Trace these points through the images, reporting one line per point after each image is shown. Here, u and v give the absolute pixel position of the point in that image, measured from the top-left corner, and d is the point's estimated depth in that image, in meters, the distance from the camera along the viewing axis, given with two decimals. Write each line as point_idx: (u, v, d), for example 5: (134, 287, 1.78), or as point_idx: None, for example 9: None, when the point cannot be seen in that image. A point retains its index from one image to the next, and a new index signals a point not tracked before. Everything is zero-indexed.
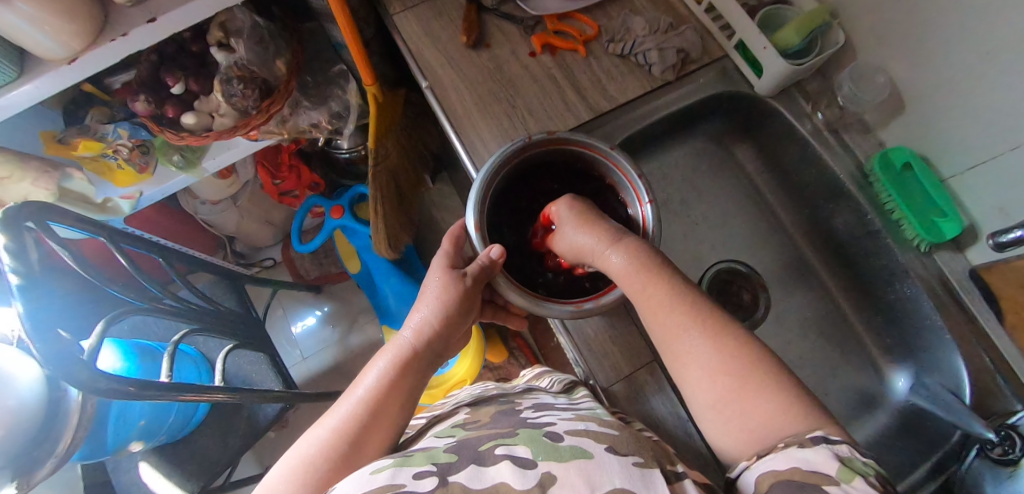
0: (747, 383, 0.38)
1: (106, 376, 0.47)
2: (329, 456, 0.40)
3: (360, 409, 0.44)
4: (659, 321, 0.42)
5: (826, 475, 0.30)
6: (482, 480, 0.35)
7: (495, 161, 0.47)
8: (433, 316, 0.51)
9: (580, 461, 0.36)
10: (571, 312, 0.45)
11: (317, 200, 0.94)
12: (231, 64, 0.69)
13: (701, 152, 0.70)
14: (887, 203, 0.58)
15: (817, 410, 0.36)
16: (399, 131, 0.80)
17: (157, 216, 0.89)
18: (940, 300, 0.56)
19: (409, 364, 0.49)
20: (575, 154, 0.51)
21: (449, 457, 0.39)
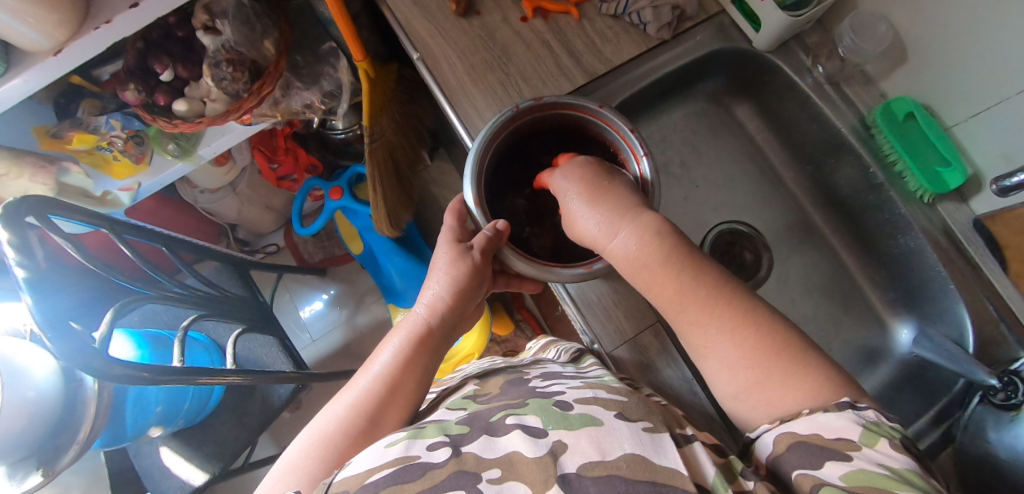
0: (770, 375, 0.38)
1: (119, 363, 0.48)
2: (347, 433, 0.42)
3: (376, 387, 0.45)
4: (678, 316, 0.42)
5: (850, 440, 0.33)
6: (495, 450, 0.36)
7: (487, 132, 0.47)
8: (446, 293, 0.51)
9: (590, 428, 0.37)
10: (581, 274, 0.45)
11: (316, 181, 0.94)
12: (219, 47, 0.69)
13: (701, 113, 0.69)
14: (890, 156, 0.58)
15: (839, 389, 0.37)
16: (393, 107, 0.79)
17: (157, 206, 0.89)
18: (943, 251, 0.55)
19: (425, 340, 0.49)
20: (565, 117, 0.50)
21: (461, 428, 0.40)
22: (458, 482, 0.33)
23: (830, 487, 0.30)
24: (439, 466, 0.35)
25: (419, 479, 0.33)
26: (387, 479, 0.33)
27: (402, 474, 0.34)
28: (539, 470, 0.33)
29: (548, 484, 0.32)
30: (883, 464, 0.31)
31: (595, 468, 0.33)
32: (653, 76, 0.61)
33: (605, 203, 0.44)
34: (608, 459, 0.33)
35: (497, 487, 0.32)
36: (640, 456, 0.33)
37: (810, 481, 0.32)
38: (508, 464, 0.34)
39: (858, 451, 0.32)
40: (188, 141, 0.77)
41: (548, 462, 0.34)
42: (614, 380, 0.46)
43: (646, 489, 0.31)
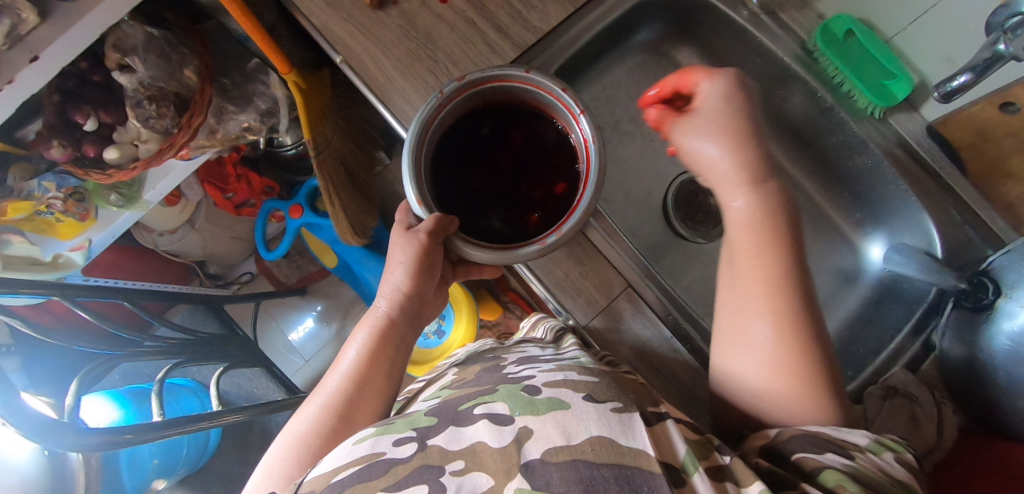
0: (794, 384, 0.37)
1: (93, 432, 0.47)
2: (320, 433, 0.42)
3: (345, 386, 0.44)
4: (734, 296, 0.40)
5: (858, 446, 0.34)
6: (461, 440, 0.36)
7: (416, 124, 0.42)
8: (403, 283, 0.48)
9: (557, 413, 0.36)
10: (537, 251, 0.41)
11: (275, 203, 0.92)
12: (138, 85, 0.65)
13: (644, 65, 0.67)
14: (835, 77, 0.56)
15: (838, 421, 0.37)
16: (335, 114, 0.77)
17: (118, 258, 0.87)
18: (902, 163, 0.55)
19: (388, 333, 0.48)
20: (495, 92, 0.45)
21: (430, 420, 0.40)
22: (421, 477, 0.33)
23: (831, 471, 0.31)
24: (404, 462, 0.35)
25: (383, 476, 0.33)
26: (350, 479, 0.33)
27: (367, 472, 0.34)
28: (502, 460, 0.33)
29: (510, 473, 0.32)
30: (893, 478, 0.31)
31: (558, 453, 0.32)
32: (586, 36, 0.59)
33: (739, 139, 0.39)
34: (573, 443, 0.32)
35: (459, 479, 0.32)
36: (606, 439, 0.33)
37: (814, 464, 0.32)
38: (472, 454, 0.34)
39: (861, 453, 0.33)
40: (130, 190, 0.74)
41: (512, 452, 0.33)
42: (590, 360, 0.45)
43: (611, 471, 0.31)
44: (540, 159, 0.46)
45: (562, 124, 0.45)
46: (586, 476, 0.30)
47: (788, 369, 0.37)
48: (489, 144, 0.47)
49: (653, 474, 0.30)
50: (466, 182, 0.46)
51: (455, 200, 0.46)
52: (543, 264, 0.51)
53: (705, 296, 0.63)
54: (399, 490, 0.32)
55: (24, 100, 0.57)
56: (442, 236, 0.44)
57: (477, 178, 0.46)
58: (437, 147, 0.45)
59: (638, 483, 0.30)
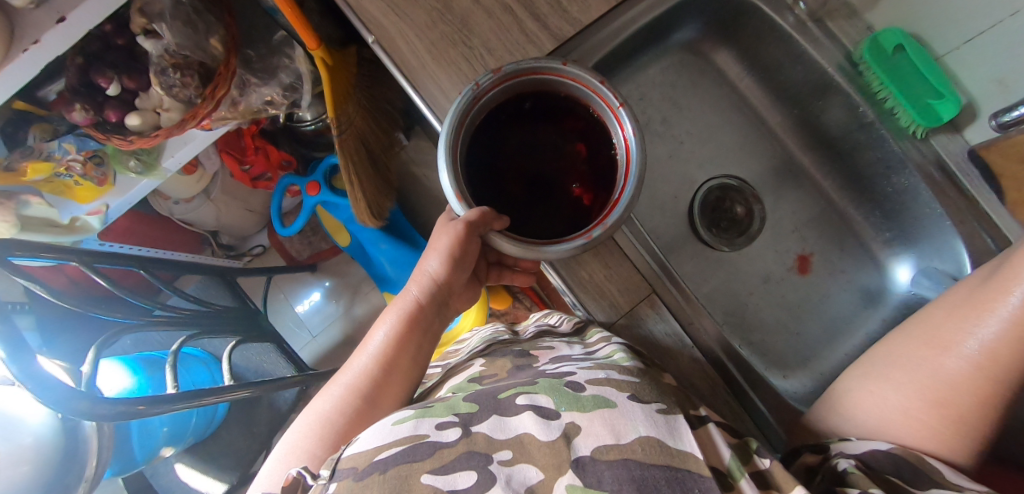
0: (945, 404, 0.35)
1: (107, 402, 0.47)
2: (345, 413, 0.42)
3: (372, 366, 0.44)
4: (961, 314, 0.37)
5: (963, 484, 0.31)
6: (506, 430, 0.35)
7: (453, 116, 0.41)
8: (437, 271, 0.47)
9: (604, 411, 0.35)
10: (581, 245, 0.40)
11: (291, 178, 0.90)
12: (162, 53, 0.64)
13: (680, 65, 0.65)
14: (879, 93, 0.55)
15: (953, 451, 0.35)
16: (358, 92, 0.76)
17: (134, 224, 0.86)
18: (938, 186, 0.54)
19: (417, 318, 0.47)
20: (528, 85, 0.44)
21: (470, 407, 0.39)
22: (468, 463, 0.33)
23: None
24: (450, 445, 0.34)
25: (429, 458, 0.33)
26: (395, 458, 0.33)
27: (411, 453, 0.33)
28: (552, 454, 0.33)
29: (561, 469, 0.32)
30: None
31: (609, 452, 0.32)
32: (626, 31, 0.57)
33: None
34: (623, 443, 0.32)
35: (508, 469, 0.32)
36: (655, 439, 0.32)
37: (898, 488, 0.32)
38: (518, 445, 0.34)
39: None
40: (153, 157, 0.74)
41: (561, 445, 0.33)
42: (625, 357, 0.42)
43: (662, 472, 0.31)
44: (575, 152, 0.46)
45: (596, 116, 0.45)
46: (639, 476, 0.30)
47: (970, 387, 0.35)
48: (524, 140, 0.45)
49: (703, 478, 0.30)
50: (501, 177, 0.45)
51: (491, 195, 0.44)
52: (567, 263, 0.50)
53: (724, 305, 0.62)
54: (447, 474, 0.32)
55: (48, 61, 0.56)
56: (481, 229, 0.43)
57: (513, 174, 0.45)
58: (472, 139, 0.43)
59: (688, 485, 0.30)
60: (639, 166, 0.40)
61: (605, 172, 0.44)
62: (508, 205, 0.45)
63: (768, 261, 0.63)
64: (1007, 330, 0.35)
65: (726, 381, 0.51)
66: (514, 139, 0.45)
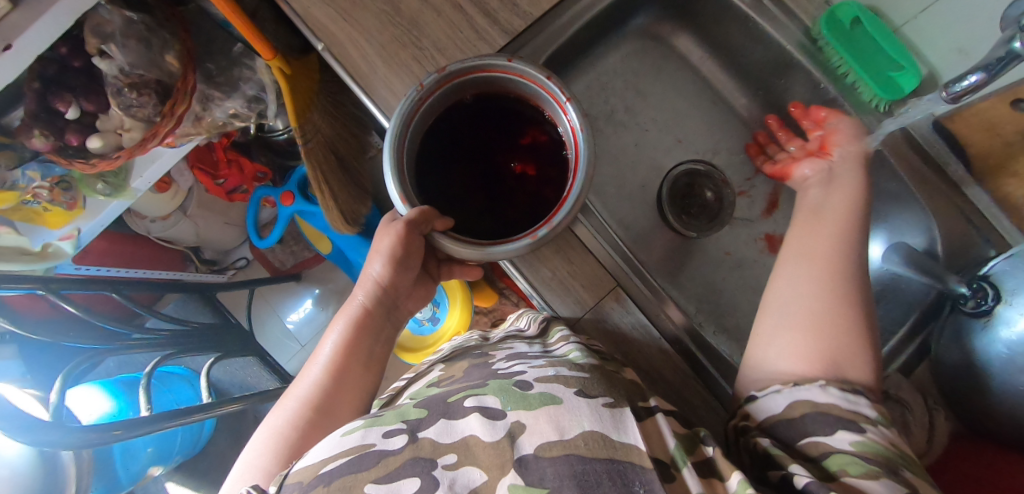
0: (827, 312, 0.38)
1: (83, 429, 0.47)
2: (300, 426, 0.42)
3: (324, 377, 0.44)
4: (808, 231, 0.44)
5: (862, 414, 0.34)
6: (452, 433, 0.35)
7: (396, 119, 0.40)
8: (380, 277, 0.47)
9: (548, 408, 0.35)
10: (527, 246, 0.38)
11: (265, 190, 0.90)
12: (118, 73, 0.63)
13: (641, 51, 0.63)
14: (839, 68, 0.54)
15: (846, 358, 0.37)
16: (323, 99, 0.75)
17: (112, 245, 0.86)
18: (906, 160, 0.53)
19: (366, 325, 0.47)
20: (477, 84, 0.43)
21: (420, 412, 0.39)
22: (414, 469, 0.33)
23: (839, 455, 0.32)
24: (394, 453, 0.34)
25: (374, 467, 0.33)
26: (341, 468, 0.33)
27: (357, 462, 0.33)
28: (495, 454, 0.33)
29: (504, 469, 0.32)
30: (894, 441, 0.33)
31: (551, 448, 0.32)
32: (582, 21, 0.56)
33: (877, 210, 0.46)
34: (567, 438, 0.32)
35: (451, 473, 0.32)
36: (599, 434, 0.32)
37: (819, 449, 0.33)
38: (463, 448, 0.34)
39: (869, 423, 0.33)
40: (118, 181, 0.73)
41: (505, 445, 0.33)
42: (581, 355, 0.42)
43: (604, 465, 0.31)
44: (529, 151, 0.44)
45: (548, 115, 0.43)
46: (579, 470, 0.30)
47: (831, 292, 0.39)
48: (475, 142, 0.45)
49: (646, 470, 0.31)
50: (452, 176, 0.44)
51: (441, 195, 0.44)
52: (528, 261, 0.49)
53: (698, 292, 0.61)
54: (392, 481, 0.32)
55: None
56: (422, 229, 0.42)
57: (466, 175, 0.44)
58: (421, 142, 0.43)
59: (630, 477, 0.30)
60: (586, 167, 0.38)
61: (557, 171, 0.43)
62: (458, 203, 0.44)
63: (739, 244, 0.63)
64: (839, 232, 0.42)
65: (696, 370, 0.50)
66: (466, 141, 0.45)
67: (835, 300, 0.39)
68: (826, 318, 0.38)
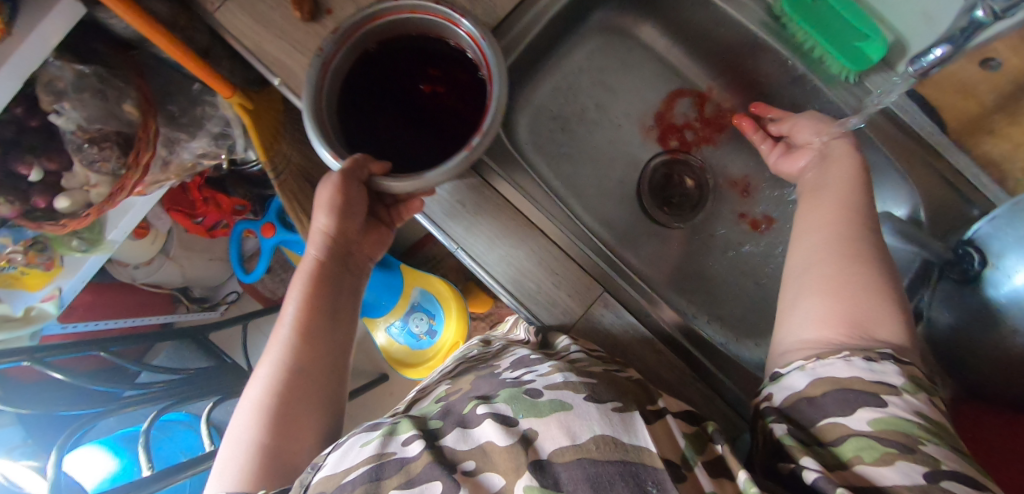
0: (853, 276, 0.38)
1: None
2: (286, 393, 0.43)
3: (296, 341, 0.45)
4: (814, 201, 0.44)
5: (889, 385, 0.32)
6: (468, 440, 0.35)
7: (305, 90, 0.39)
8: (329, 230, 0.46)
9: (559, 415, 0.34)
10: (465, 159, 0.37)
11: (247, 224, 0.91)
12: (76, 129, 0.62)
13: (606, 45, 0.62)
14: (805, 43, 0.53)
15: (881, 324, 0.36)
16: (289, 130, 0.73)
17: (97, 298, 0.85)
18: (882, 129, 0.52)
19: (325, 282, 0.47)
20: (375, 38, 0.42)
21: (437, 422, 0.38)
22: (433, 473, 0.33)
23: (856, 438, 0.31)
24: (414, 460, 0.34)
25: (396, 474, 0.34)
26: (361, 478, 0.33)
27: (374, 474, 0.34)
28: (510, 458, 0.32)
29: (519, 471, 0.31)
30: (916, 412, 0.31)
31: (565, 453, 0.32)
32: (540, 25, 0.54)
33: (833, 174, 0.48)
34: (579, 443, 0.32)
35: (472, 480, 0.32)
36: (610, 437, 0.32)
37: (839, 430, 0.32)
38: (482, 454, 0.34)
39: (893, 396, 0.32)
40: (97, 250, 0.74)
41: (519, 447, 0.33)
42: (581, 363, 0.41)
43: (616, 468, 0.30)
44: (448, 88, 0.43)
45: (454, 44, 0.42)
46: (593, 475, 0.30)
47: (849, 253, 0.39)
48: (394, 92, 0.44)
49: (657, 469, 0.30)
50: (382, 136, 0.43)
51: (371, 142, 0.43)
52: (513, 278, 0.49)
53: (688, 282, 0.61)
54: (414, 487, 0.32)
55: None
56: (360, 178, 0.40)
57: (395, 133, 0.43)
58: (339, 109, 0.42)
59: (642, 479, 0.30)
60: (501, 78, 0.38)
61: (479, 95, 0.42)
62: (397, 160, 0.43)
63: (724, 230, 0.62)
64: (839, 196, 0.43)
65: (691, 364, 0.50)
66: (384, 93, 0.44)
67: (851, 276, 0.38)
68: (843, 291, 0.37)
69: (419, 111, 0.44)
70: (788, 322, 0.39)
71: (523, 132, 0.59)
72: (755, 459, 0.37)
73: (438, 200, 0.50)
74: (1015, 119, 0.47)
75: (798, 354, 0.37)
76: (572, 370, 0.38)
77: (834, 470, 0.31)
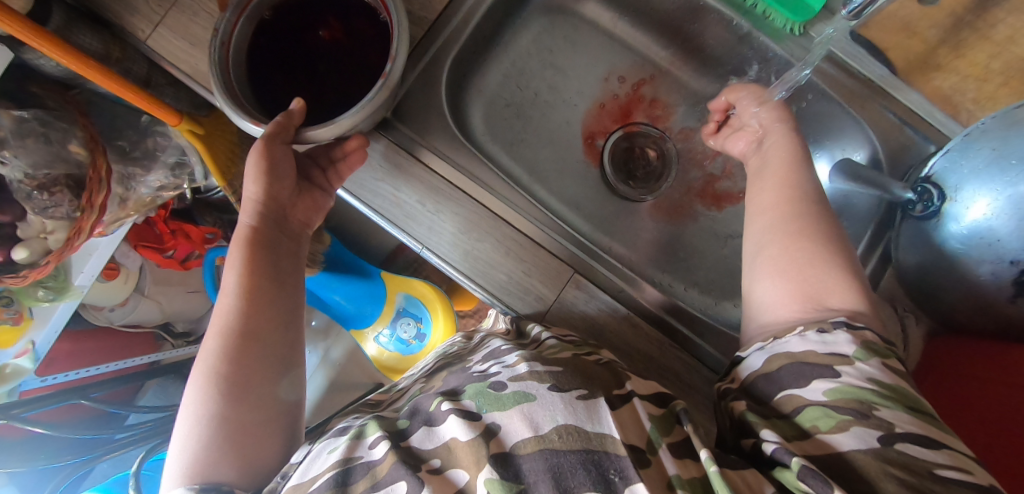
0: (806, 252, 0.39)
1: None
2: (233, 362, 0.42)
3: (237, 307, 0.44)
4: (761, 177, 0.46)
5: (843, 356, 0.32)
6: (433, 438, 0.35)
7: (213, 71, 0.42)
8: (257, 195, 0.45)
9: (522, 406, 0.34)
10: (382, 89, 0.41)
11: (219, 251, 0.88)
12: (22, 176, 0.60)
13: (550, 27, 0.61)
14: (748, 1, 0.53)
15: (837, 292, 0.37)
16: (247, 148, 0.71)
17: (77, 346, 0.83)
18: (831, 77, 0.52)
19: (262, 245, 0.46)
20: (267, 11, 0.46)
21: (402, 422, 0.38)
22: (397, 473, 0.32)
23: (812, 408, 0.31)
24: (378, 462, 0.34)
25: (363, 479, 0.34)
26: (325, 484, 0.34)
27: (340, 480, 0.34)
28: (472, 451, 0.32)
29: (480, 464, 0.31)
30: (869, 379, 0.31)
31: (528, 444, 0.32)
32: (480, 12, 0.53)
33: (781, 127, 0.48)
34: (541, 433, 0.32)
35: (436, 477, 0.32)
36: (573, 426, 0.32)
37: (795, 403, 0.33)
38: (446, 452, 0.34)
39: (846, 367, 0.32)
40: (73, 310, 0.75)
41: (480, 440, 0.32)
42: (553, 350, 0.41)
43: (579, 457, 0.30)
44: (348, 43, 0.47)
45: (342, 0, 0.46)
46: (554, 464, 0.30)
47: (802, 229, 0.40)
48: (301, 58, 0.48)
49: (619, 456, 0.31)
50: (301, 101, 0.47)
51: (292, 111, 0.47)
52: (480, 270, 0.49)
53: (661, 253, 0.60)
54: (378, 490, 0.32)
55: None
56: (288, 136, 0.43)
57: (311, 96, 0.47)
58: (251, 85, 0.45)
59: (605, 467, 0.30)
60: (399, 19, 0.41)
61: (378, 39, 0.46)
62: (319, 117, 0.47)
63: (691, 198, 0.62)
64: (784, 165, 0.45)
65: (668, 333, 0.50)
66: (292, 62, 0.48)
67: (796, 253, 0.39)
68: (793, 269, 0.39)
69: (326, 57, 0.47)
70: (755, 314, 0.41)
71: (478, 122, 0.59)
72: (726, 426, 0.37)
73: (400, 201, 0.50)
74: (962, 51, 0.49)
75: (760, 338, 0.38)
76: (538, 359, 0.38)
77: (796, 441, 0.31)
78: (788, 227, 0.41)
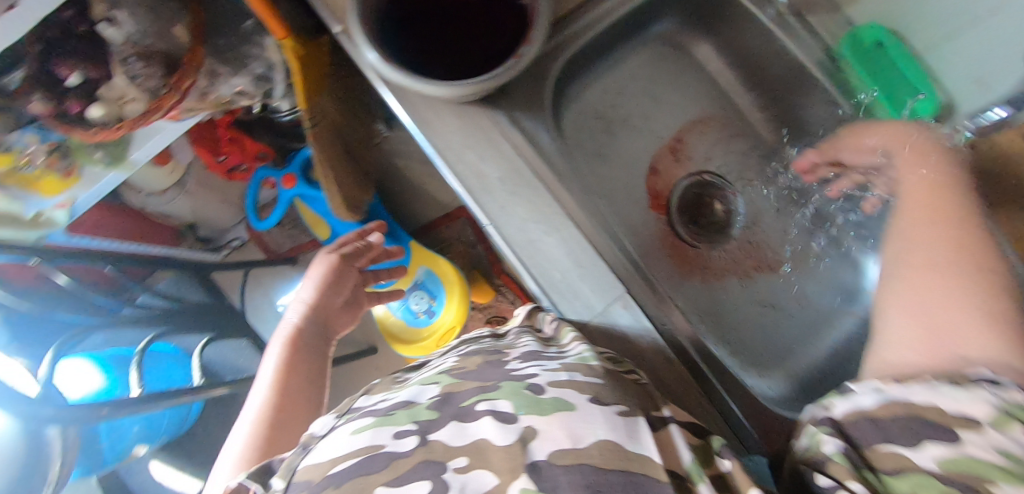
0: (952, 286, 0.34)
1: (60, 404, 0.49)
2: (275, 416, 0.43)
3: (275, 381, 0.47)
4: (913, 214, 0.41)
5: (972, 418, 0.27)
6: (464, 437, 0.30)
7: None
8: (312, 298, 0.54)
9: (563, 415, 0.30)
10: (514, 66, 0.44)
11: (267, 171, 0.90)
12: (126, 41, 0.61)
13: (662, 57, 0.63)
14: (859, 90, 0.56)
15: (999, 341, 0.31)
16: (334, 85, 0.73)
17: (103, 218, 0.83)
18: None
19: (304, 339, 0.52)
20: None
21: (431, 413, 0.33)
22: (423, 472, 0.28)
23: (910, 476, 0.27)
24: (405, 456, 0.29)
25: (384, 470, 0.28)
26: (349, 471, 0.28)
27: (365, 465, 0.28)
28: (508, 459, 0.28)
29: (516, 474, 0.28)
30: (1000, 451, 0.26)
31: (567, 456, 0.28)
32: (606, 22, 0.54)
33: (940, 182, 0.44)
34: (580, 448, 0.28)
35: (462, 477, 0.28)
36: (614, 443, 0.29)
37: (897, 462, 0.28)
38: (477, 453, 0.29)
39: (971, 433, 0.27)
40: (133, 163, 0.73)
41: (517, 450, 0.29)
42: (593, 357, 0.39)
43: (619, 478, 0.27)
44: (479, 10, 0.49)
45: None
46: (594, 483, 0.27)
47: (959, 264, 0.35)
48: (431, 5, 0.49)
49: (661, 483, 0.28)
50: (419, 43, 0.48)
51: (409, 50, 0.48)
52: (538, 265, 0.49)
53: (703, 305, 0.60)
54: (402, 487, 0.27)
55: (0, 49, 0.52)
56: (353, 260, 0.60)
57: (429, 45, 0.48)
58: (381, 18, 0.47)
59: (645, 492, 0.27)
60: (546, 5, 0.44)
61: (507, 14, 0.48)
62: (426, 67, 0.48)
63: (746, 257, 0.63)
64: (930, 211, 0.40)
65: (697, 381, 0.50)
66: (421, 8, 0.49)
67: (946, 288, 0.34)
68: (936, 308, 0.34)
69: (454, 9, 0.49)
70: (872, 352, 0.37)
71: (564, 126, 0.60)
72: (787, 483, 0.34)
73: (480, 173, 0.50)
74: None
75: (875, 374, 0.33)
76: (579, 370, 0.36)
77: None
78: (946, 261, 0.36)
